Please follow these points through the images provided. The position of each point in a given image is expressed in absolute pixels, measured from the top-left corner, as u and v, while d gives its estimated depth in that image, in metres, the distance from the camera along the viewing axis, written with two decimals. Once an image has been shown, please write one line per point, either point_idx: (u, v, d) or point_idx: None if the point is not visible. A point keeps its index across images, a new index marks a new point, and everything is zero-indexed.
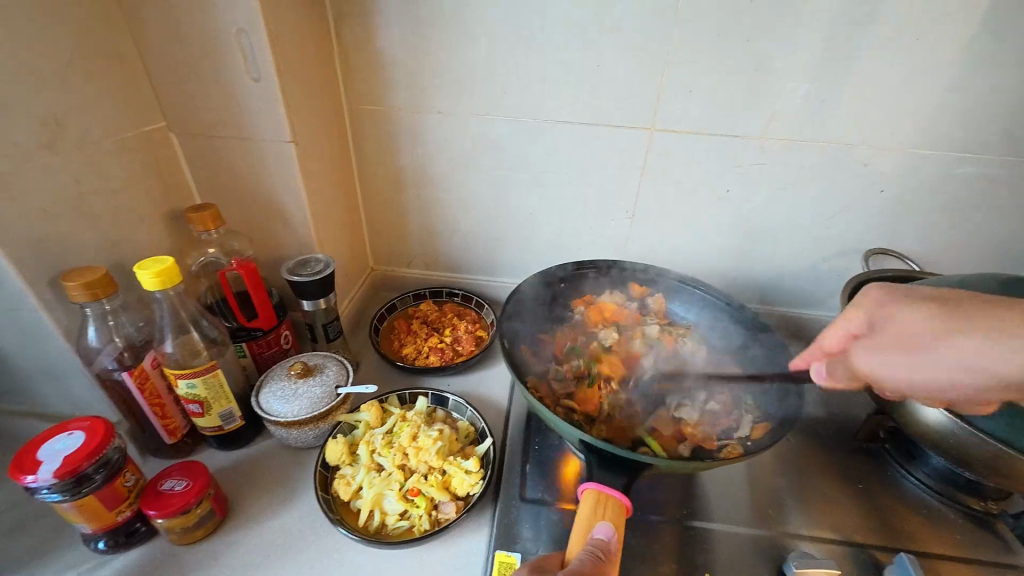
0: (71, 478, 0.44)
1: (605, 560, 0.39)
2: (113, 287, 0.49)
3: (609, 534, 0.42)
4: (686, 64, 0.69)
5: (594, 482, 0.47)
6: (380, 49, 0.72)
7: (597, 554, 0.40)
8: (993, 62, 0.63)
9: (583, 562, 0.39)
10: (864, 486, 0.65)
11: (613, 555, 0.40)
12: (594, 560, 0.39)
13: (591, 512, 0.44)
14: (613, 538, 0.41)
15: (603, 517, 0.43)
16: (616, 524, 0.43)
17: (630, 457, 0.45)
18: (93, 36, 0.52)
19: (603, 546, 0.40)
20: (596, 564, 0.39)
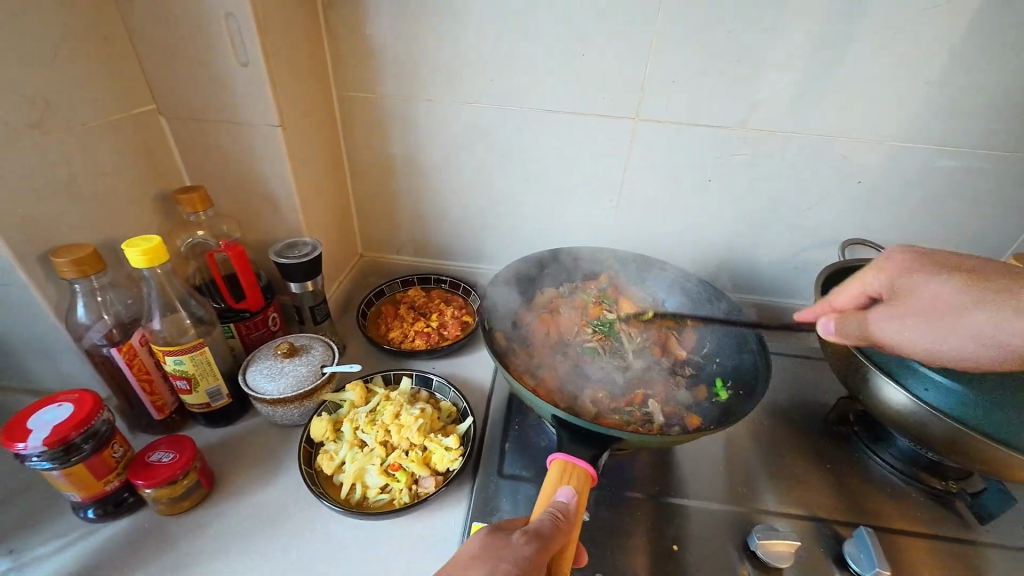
0: (60, 446, 0.45)
1: (565, 521, 0.40)
2: (101, 265, 0.50)
3: (570, 498, 0.42)
4: (671, 55, 0.70)
5: (563, 453, 0.47)
6: (369, 35, 0.73)
7: (557, 515, 0.40)
8: (966, 55, 0.65)
9: (543, 521, 0.39)
10: (830, 466, 0.68)
11: (573, 517, 0.41)
12: (553, 520, 0.39)
13: (557, 479, 0.44)
14: (573, 502, 0.41)
15: (567, 483, 0.44)
16: (579, 491, 0.44)
17: (600, 430, 0.47)
18: (82, 17, 0.53)
19: (563, 508, 0.41)
20: (554, 524, 0.39)
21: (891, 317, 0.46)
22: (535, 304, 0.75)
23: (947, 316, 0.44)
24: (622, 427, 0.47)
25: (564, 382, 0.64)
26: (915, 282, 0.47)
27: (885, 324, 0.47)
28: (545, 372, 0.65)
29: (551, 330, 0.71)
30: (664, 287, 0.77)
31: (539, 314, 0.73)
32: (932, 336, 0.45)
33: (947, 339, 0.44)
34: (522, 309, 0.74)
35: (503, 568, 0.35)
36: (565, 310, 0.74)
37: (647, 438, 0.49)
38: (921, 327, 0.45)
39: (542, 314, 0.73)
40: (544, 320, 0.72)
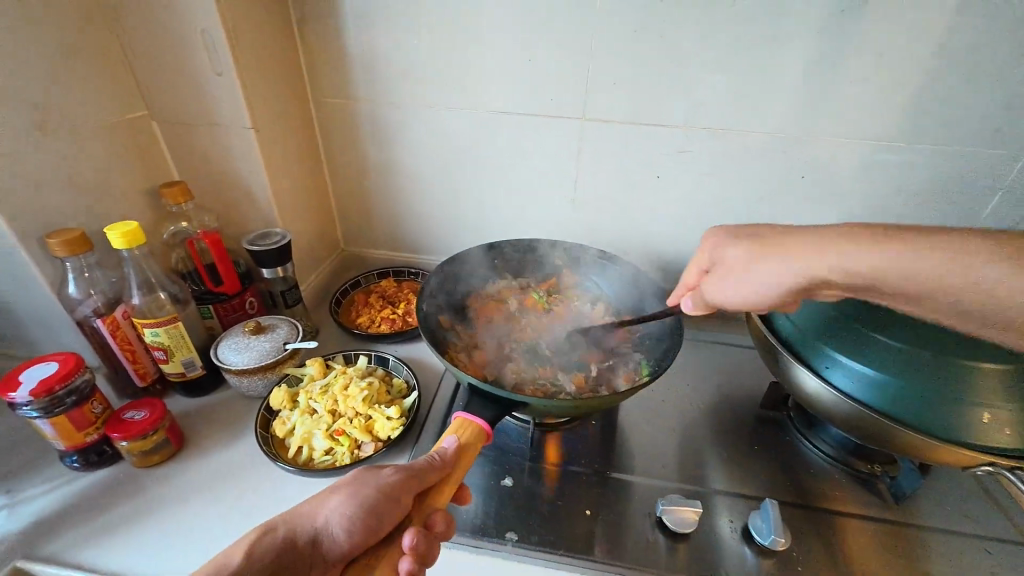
0: (45, 397, 0.53)
1: (439, 461, 0.45)
2: (87, 245, 0.59)
3: (452, 444, 0.46)
4: (609, 59, 0.75)
5: (466, 412, 0.51)
6: (339, 47, 0.81)
7: (435, 457, 0.45)
8: (890, 52, 0.68)
9: (417, 460, 0.44)
10: (762, 450, 0.70)
11: (451, 460, 0.45)
12: (429, 461, 0.44)
13: (449, 430, 0.48)
14: (453, 447, 0.46)
15: (457, 435, 0.48)
16: (466, 441, 0.47)
17: (506, 395, 0.51)
18: (82, 37, 0.63)
19: (441, 452, 0.45)
20: (426, 462, 0.44)
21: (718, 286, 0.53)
22: (481, 291, 0.80)
23: (793, 250, 0.47)
24: (526, 392, 0.51)
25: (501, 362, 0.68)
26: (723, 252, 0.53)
27: (717, 289, 0.54)
28: (473, 349, 0.70)
29: (489, 313, 0.77)
30: (601, 276, 0.81)
31: (482, 300, 0.79)
32: (770, 277, 0.48)
33: (754, 280, 0.50)
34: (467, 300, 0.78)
35: (363, 489, 0.41)
36: (507, 296, 0.79)
37: (554, 403, 0.52)
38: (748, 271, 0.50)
39: (483, 307, 0.78)
40: (485, 306, 0.78)
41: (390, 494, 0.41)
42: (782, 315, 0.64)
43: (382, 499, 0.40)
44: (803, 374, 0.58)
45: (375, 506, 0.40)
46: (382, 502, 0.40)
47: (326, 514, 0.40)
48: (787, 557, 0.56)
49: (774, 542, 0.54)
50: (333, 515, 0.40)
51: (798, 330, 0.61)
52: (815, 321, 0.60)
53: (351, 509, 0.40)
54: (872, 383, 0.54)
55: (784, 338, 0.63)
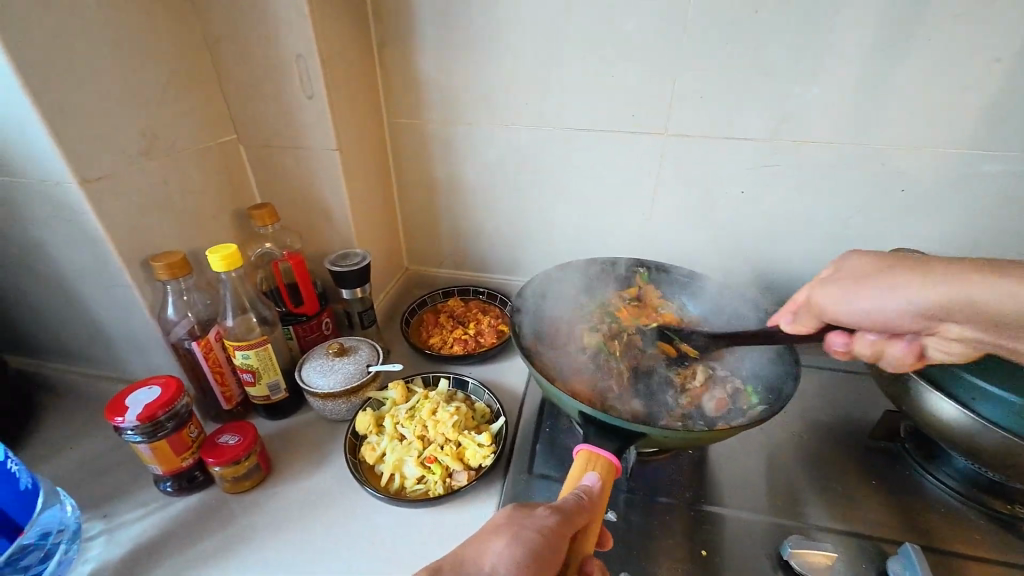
0: (149, 423, 0.53)
1: (588, 501, 0.44)
2: (187, 268, 0.59)
3: (594, 482, 0.45)
4: (694, 73, 0.73)
5: (587, 444, 0.50)
6: (416, 69, 0.81)
7: (581, 496, 0.44)
8: (1007, 57, 0.63)
9: (566, 500, 0.43)
10: (876, 482, 0.65)
11: (596, 500, 0.44)
12: (577, 500, 0.43)
13: (583, 465, 0.47)
14: (597, 486, 0.45)
15: (593, 471, 0.47)
16: (604, 478, 0.47)
17: (625, 425, 0.49)
18: (183, 65, 0.64)
19: (587, 491, 0.44)
20: (578, 502, 0.43)
21: (832, 298, 0.49)
22: (566, 311, 0.77)
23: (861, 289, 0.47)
24: (646, 422, 0.49)
25: (602, 385, 0.66)
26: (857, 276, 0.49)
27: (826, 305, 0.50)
28: (570, 373, 0.67)
29: (578, 334, 0.74)
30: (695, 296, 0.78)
31: (569, 321, 0.76)
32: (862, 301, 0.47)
33: (879, 299, 0.46)
34: (559, 318, 0.76)
35: (526, 534, 0.39)
36: (595, 317, 0.77)
37: (675, 433, 0.50)
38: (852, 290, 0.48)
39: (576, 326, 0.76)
40: (574, 327, 0.75)
41: (554, 540, 0.40)
42: None
43: (548, 546, 0.39)
44: (936, 400, 0.53)
45: (543, 553, 0.39)
46: (547, 549, 0.39)
47: (492, 561, 0.38)
48: None
49: None
50: (501, 564, 0.38)
51: None
52: None
53: (520, 556, 0.38)
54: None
55: None
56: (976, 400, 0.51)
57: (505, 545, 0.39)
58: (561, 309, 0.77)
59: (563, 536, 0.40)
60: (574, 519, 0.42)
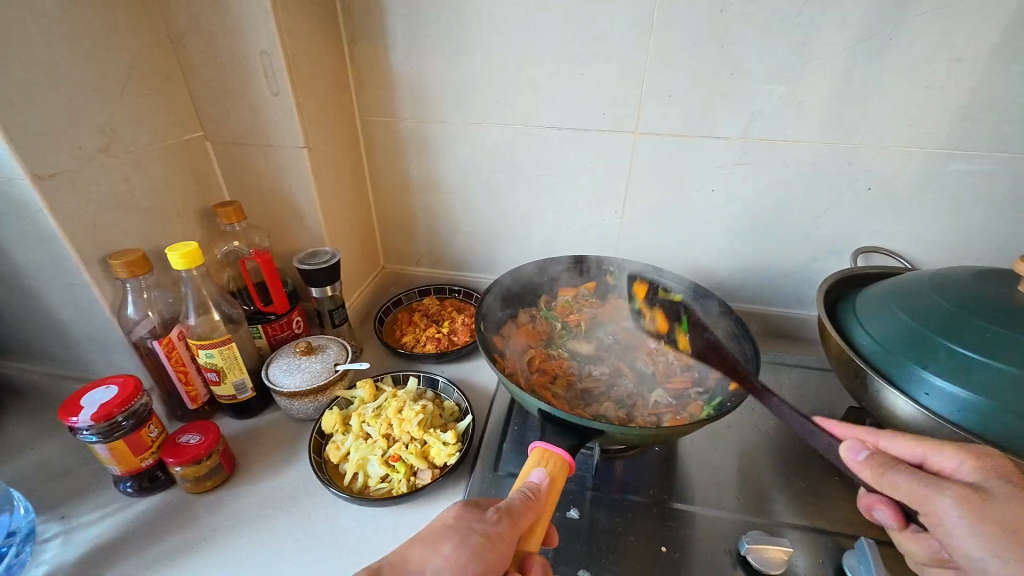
0: (104, 422, 0.52)
1: (535, 500, 0.44)
2: (147, 266, 0.58)
3: (542, 479, 0.46)
4: (663, 70, 0.73)
5: (543, 442, 0.50)
6: (388, 67, 0.80)
7: (528, 494, 0.44)
8: (969, 58, 0.64)
9: (514, 499, 0.43)
10: (840, 479, 0.65)
11: (543, 496, 0.45)
12: (524, 498, 0.43)
13: (534, 462, 0.48)
14: (544, 483, 0.45)
15: (543, 468, 0.47)
16: (556, 476, 0.47)
17: (582, 422, 0.50)
18: (144, 60, 0.63)
19: (535, 488, 0.45)
20: (524, 502, 0.43)
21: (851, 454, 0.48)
22: (531, 310, 0.78)
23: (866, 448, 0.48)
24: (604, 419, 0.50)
25: (563, 386, 0.67)
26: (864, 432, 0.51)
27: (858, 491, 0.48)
28: (534, 371, 0.68)
29: (542, 335, 0.75)
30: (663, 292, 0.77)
31: (533, 319, 0.76)
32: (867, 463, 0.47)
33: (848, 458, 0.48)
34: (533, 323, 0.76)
35: (471, 538, 0.40)
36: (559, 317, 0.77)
37: (635, 429, 0.50)
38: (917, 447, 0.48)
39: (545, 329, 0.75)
40: (539, 326, 0.76)
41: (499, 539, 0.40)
42: (858, 326, 0.61)
43: (494, 550, 0.40)
44: (892, 397, 0.54)
45: (489, 557, 0.39)
46: (492, 553, 0.40)
47: (435, 565, 0.39)
48: None
49: None
50: (445, 566, 0.39)
51: (877, 343, 0.58)
52: (893, 332, 0.57)
53: (465, 562, 0.38)
54: (974, 410, 0.49)
55: (861, 351, 0.59)
56: (928, 395, 0.52)
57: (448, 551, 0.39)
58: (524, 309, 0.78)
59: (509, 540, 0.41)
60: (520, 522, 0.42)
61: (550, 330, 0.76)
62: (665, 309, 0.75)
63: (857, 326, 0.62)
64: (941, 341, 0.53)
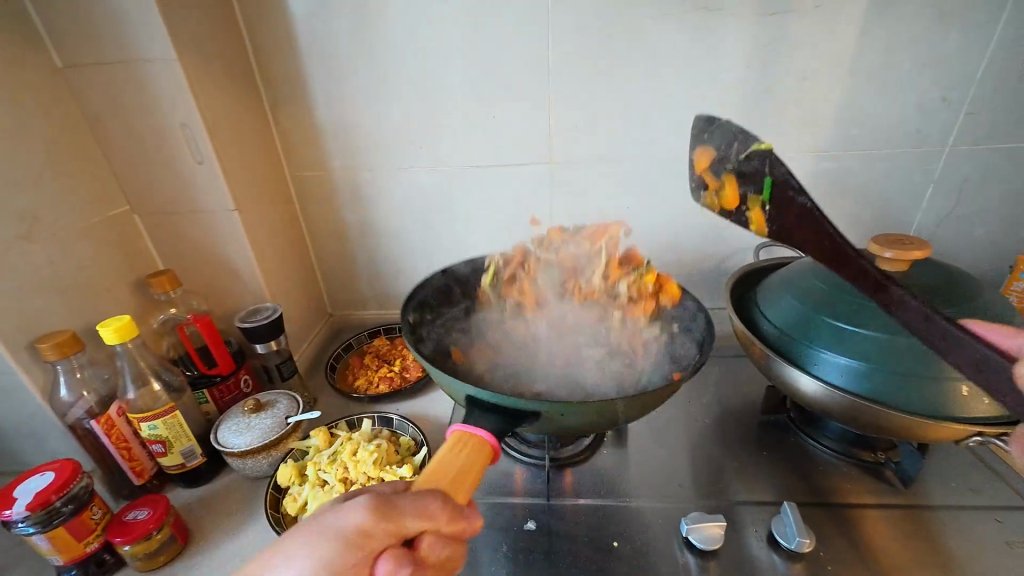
0: (42, 510, 0.51)
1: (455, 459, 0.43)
2: (78, 345, 0.58)
3: (468, 464, 0.43)
4: (566, 106, 0.81)
5: (461, 424, 0.48)
6: (313, 126, 0.85)
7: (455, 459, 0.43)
8: (813, 75, 0.76)
9: (438, 464, 0.43)
10: (769, 453, 0.72)
11: (464, 464, 0.43)
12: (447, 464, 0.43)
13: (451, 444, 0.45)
14: (462, 464, 0.43)
15: (461, 446, 0.45)
16: (476, 448, 0.46)
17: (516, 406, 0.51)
18: (62, 144, 0.65)
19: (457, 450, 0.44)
20: (445, 453, 0.44)
21: None
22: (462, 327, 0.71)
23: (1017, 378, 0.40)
24: (535, 399, 0.50)
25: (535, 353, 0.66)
26: None
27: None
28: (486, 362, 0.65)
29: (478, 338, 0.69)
30: (607, 243, 0.73)
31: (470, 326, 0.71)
32: None
33: None
34: (475, 314, 0.74)
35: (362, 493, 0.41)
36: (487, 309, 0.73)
37: (567, 406, 0.50)
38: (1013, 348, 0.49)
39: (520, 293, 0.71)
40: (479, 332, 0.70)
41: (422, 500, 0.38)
42: (762, 316, 0.69)
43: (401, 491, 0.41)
44: (797, 376, 0.60)
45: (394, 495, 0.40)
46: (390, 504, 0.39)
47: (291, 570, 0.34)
48: (816, 559, 0.56)
49: (800, 544, 0.55)
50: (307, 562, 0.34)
51: (778, 329, 0.65)
52: (790, 318, 0.64)
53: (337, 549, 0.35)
54: (858, 375, 0.57)
55: (767, 338, 0.66)
56: (825, 370, 0.59)
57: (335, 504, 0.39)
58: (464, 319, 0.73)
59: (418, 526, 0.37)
60: (423, 529, 0.37)
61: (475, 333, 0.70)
62: (739, 172, 0.63)
63: (761, 316, 0.69)
64: (827, 321, 0.60)
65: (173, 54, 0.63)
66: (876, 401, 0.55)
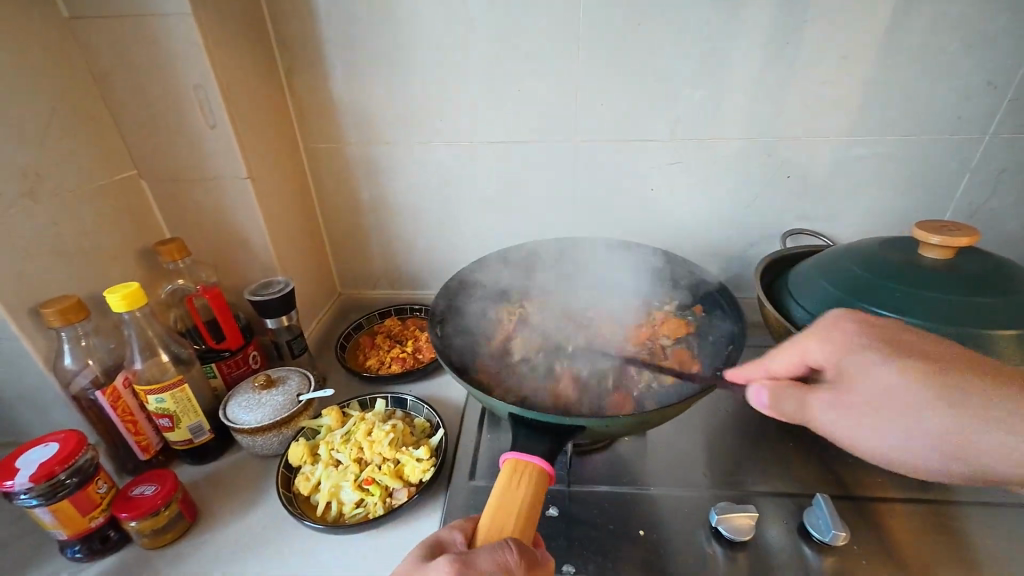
0: (45, 482, 0.49)
1: (517, 493, 0.46)
2: (84, 312, 0.56)
3: (524, 498, 0.46)
4: (593, 82, 0.78)
5: (514, 452, 0.50)
6: (328, 94, 0.81)
7: (516, 496, 0.45)
8: (853, 56, 0.73)
9: (499, 500, 0.45)
10: (794, 444, 0.70)
11: (525, 505, 0.45)
12: (511, 500, 0.45)
13: (507, 478, 0.47)
14: (523, 504, 0.45)
15: (518, 478, 0.47)
16: (532, 486, 0.47)
17: (561, 422, 0.51)
18: (68, 101, 0.61)
19: (512, 490, 0.46)
20: (505, 488, 0.46)
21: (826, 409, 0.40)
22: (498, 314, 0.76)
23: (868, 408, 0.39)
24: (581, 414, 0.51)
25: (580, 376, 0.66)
26: (856, 366, 0.40)
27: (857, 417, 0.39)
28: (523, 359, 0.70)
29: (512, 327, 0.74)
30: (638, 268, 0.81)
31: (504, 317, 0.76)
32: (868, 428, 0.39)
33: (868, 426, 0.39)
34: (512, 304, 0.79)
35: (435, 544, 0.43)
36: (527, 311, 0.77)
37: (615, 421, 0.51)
38: (857, 427, 0.39)
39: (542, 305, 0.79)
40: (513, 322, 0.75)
41: (497, 556, 0.40)
42: (794, 302, 0.66)
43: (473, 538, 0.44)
44: None
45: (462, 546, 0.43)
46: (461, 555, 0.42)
47: None
48: (847, 553, 0.55)
49: (834, 537, 0.53)
50: None
51: (812, 315, 0.63)
52: (824, 304, 0.62)
53: None
54: None
55: (798, 324, 0.64)
56: None
57: (421, 562, 0.41)
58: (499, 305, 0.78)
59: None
60: None
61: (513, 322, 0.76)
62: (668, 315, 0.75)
63: (792, 302, 0.67)
64: (866, 308, 0.58)
65: (187, 8, 0.59)
66: None
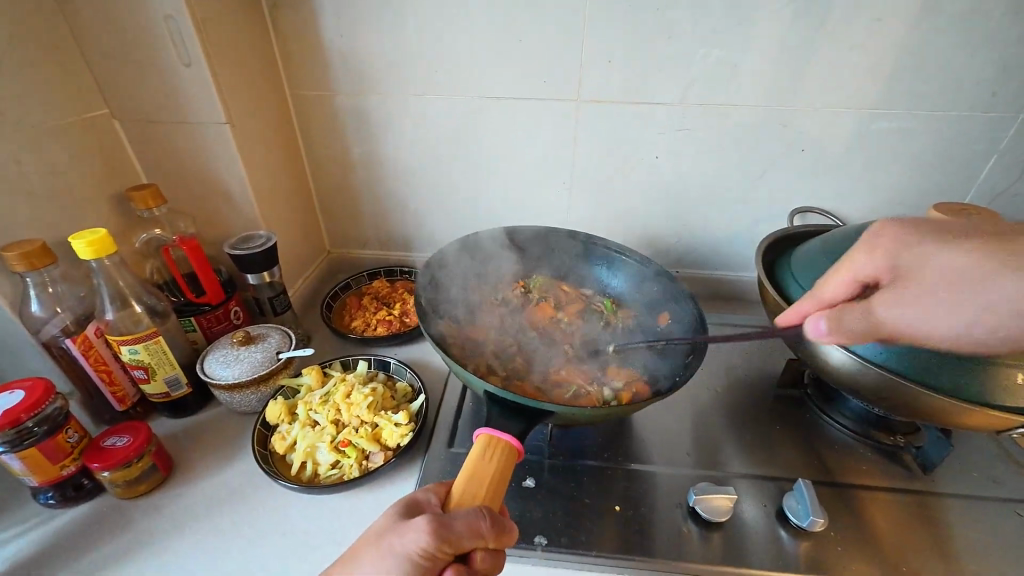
0: (11, 429, 0.48)
1: (491, 463, 0.45)
2: (49, 258, 0.53)
3: (497, 469, 0.45)
4: (602, 35, 0.72)
5: (488, 428, 0.49)
6: (316, 37, 0.75)
7: (489, 465, 0.45)
8: (888, 17, 0.66)
9: (472, 467, 0.45)
10: (781, 428, 0.69)
11: (499, 477, 0.44)
12: (483, 468, 0.44)
13: (482, 450, 0.46)
14: (496, 474, 0.44)
15: (491, 451, 0.46)
16: (506, 460, 0.46)
17: (533, 406, 0.50)
18: (27, 28, 0.56)
19: (487, 461, 0.45)
20: (479, 456, 0.45)
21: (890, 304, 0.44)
22: (476, 296, 0.76)
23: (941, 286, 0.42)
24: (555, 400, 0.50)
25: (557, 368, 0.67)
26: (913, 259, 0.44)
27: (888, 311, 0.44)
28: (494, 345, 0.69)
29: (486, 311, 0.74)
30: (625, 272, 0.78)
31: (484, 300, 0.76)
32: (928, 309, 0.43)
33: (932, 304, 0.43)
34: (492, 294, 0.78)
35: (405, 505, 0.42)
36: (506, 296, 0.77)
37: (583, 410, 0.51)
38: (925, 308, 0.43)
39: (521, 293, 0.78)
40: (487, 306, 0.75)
41: (471, 518, 0.39)
42: (794, 283, 0.63)
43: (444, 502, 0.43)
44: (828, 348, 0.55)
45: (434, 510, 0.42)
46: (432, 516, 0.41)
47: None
48: (823, 539, 0.54)
49: (812, 523, 0.52)
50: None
51: None
52: None
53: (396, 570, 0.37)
54: (894, 350, 0.52)
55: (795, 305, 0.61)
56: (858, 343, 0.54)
57: (396, 520, 0.41)
58: (479, 288, 0.77)
59: (472, 547, 0.38)
60: (477, 545, 0.39)
61: (489, 306, 0.76)
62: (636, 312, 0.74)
63: (793, 283, 0.64)
64: None
65: None
66: (913, 380, 0.51)
